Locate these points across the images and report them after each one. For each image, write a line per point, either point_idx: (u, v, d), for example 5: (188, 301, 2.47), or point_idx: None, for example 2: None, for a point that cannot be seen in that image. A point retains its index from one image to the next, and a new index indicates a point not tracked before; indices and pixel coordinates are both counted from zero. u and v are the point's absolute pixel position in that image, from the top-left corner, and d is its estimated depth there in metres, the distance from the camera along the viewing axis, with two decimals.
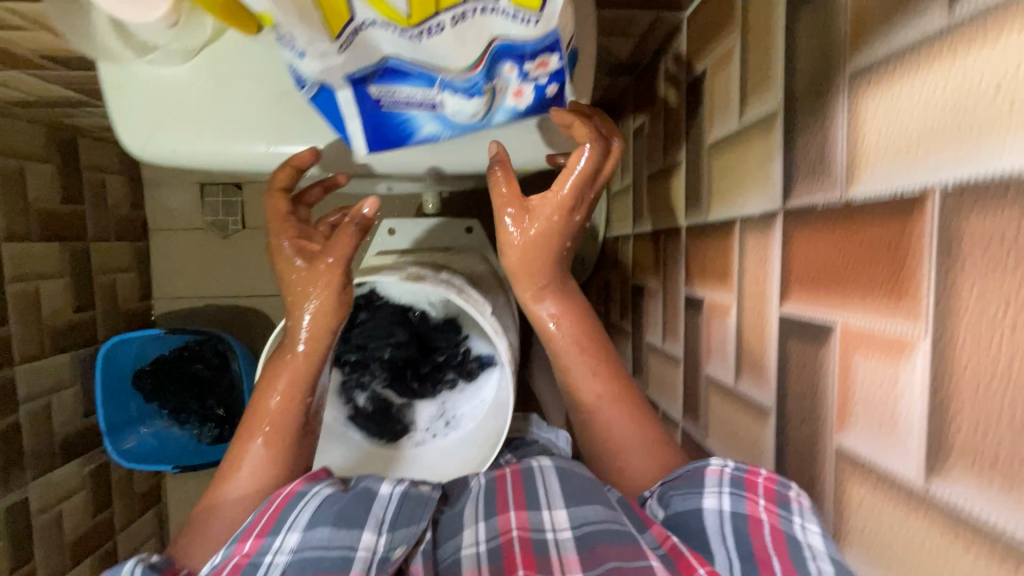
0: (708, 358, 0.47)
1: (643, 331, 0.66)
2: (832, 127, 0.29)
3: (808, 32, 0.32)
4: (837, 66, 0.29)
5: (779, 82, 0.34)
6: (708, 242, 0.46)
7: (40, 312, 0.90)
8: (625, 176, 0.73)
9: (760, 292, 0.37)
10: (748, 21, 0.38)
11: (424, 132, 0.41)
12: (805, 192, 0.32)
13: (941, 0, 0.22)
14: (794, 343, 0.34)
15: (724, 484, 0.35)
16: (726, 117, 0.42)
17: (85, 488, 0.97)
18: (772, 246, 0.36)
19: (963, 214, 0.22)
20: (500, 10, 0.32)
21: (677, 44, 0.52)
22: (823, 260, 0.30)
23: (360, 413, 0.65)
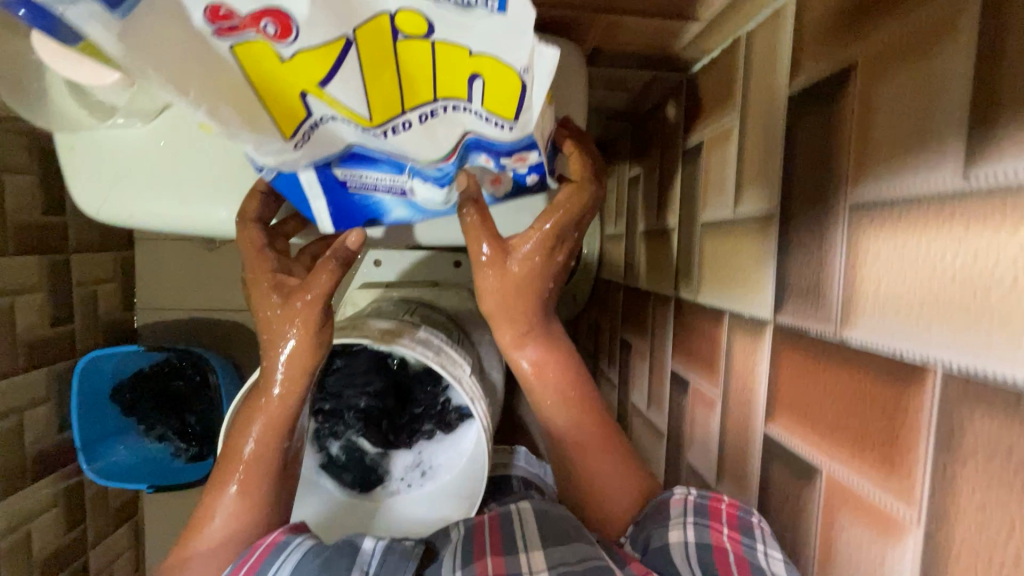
0: (689, 445, 0.44)
1: (627, 390, 0.63)
2: (829, 253, 0.26)
3: (806, 136, 0.29)
4: (836, 186, 0.26)
5: (777, 181, 0.31)
6: (695, 323, 0.43)
7: (14, 327, 0.84)
8: (618, 222, 0.69)
9: (746, 399, 0.34)
10: (750, 105, 0.35)
11: (393, 213, 0.38)
12: (796, 312, 0.29)
13: (958, 160, 0.19)
14: (778, 468, 0.31)
15: (688, 513, 0.34)
16: (721, 199, 0.39)
17: (57, 506, 0.91)
18: (760, 355, 0.33)
19: (968, 408, 0.19)
20: (473, 109, 0.27)
21: (676, 104, 0.49)
22: (810, 394, 0.27)
23: (334, 463, 0.61)
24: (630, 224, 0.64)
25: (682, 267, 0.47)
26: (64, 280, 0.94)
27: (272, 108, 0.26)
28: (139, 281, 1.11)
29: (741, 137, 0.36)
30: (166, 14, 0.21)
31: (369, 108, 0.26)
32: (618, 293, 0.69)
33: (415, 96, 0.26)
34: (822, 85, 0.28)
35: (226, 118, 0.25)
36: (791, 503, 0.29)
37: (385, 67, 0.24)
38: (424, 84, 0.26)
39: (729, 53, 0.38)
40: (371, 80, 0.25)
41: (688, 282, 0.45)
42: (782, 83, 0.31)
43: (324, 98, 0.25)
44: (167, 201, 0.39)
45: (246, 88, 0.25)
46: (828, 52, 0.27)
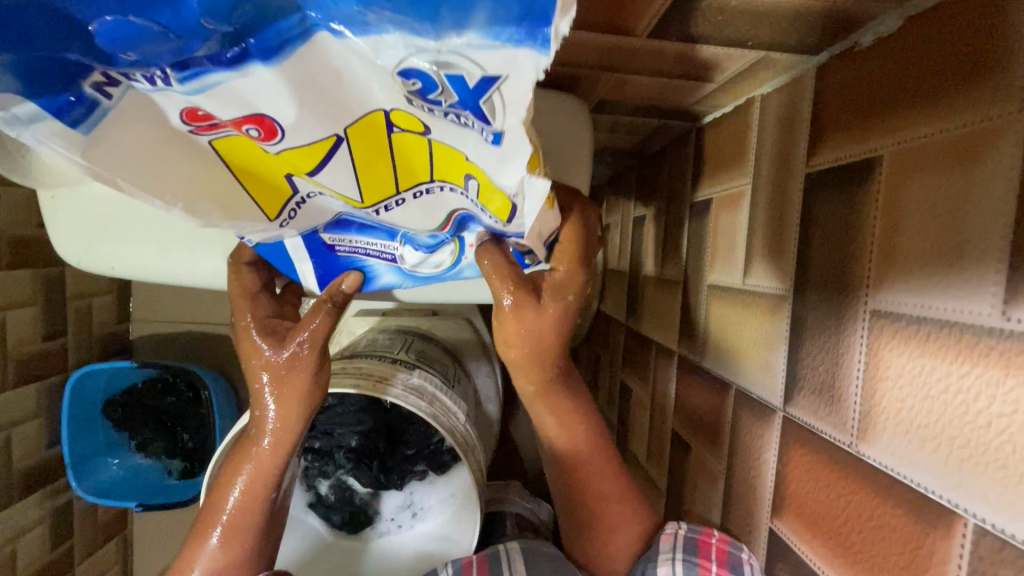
0: (689, 514, 0.42)
1: (626, 437, 0.61)
2: (845, 356, 0.25)
3: (824, 221, 0.27)
4: (856, 285, 0.24)
5: (791, 262, 0.30)
6: (697, 387, 0.41)
7: (7, 343, 0.83)
8: (622, 259, 0.67)
9: (752, 484, 0.33)
10: (763, 174, 0.33)
11: (382, 280, 0.36)
12: (807, 410, 0.27)
13: (992, 294, 0.18)
14: (783, 568, 0.29)
15: (678, 550, 0.33)
16: (729, 265, 0.37)
17: (44, 523, 0.89)
18: (768, 442, 0.31)
19: (1003, 571, 0.17)
20: (467, 194, 0.26)
21: (683, 153, 0.47)
22: (824, 506, 0.26)
23: (323, 502, 0.59)
24: (633, 264, 0.62)
25: (685, 324, 0.45)
26: (58, 292, 0.93)
27: (254, 193, 0.26)
28: (135, 293, 1.10)
29: (752, 205, 0.35)
30: (144, 124, 0.21)
31: (358, 193, 0.26)
32: (619, 332, 0.67)
33: (411, 178, 0.25)
34: (843, 170, 0.26)
35: (204, 211, 0.26)
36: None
37: (376, 159, 0.24)
38: (421, 166, 0.25)
39: (743, 112, 0.36)
40: (363, 170, 0.24)
41: (692, 343, 0.43)
42: (798, 157, 0.29)
43: (311, 182, 0.25)
44: (154, 252, 0.37)
45: (228, 177, 0.25)
46: (854, 137, 0.25)
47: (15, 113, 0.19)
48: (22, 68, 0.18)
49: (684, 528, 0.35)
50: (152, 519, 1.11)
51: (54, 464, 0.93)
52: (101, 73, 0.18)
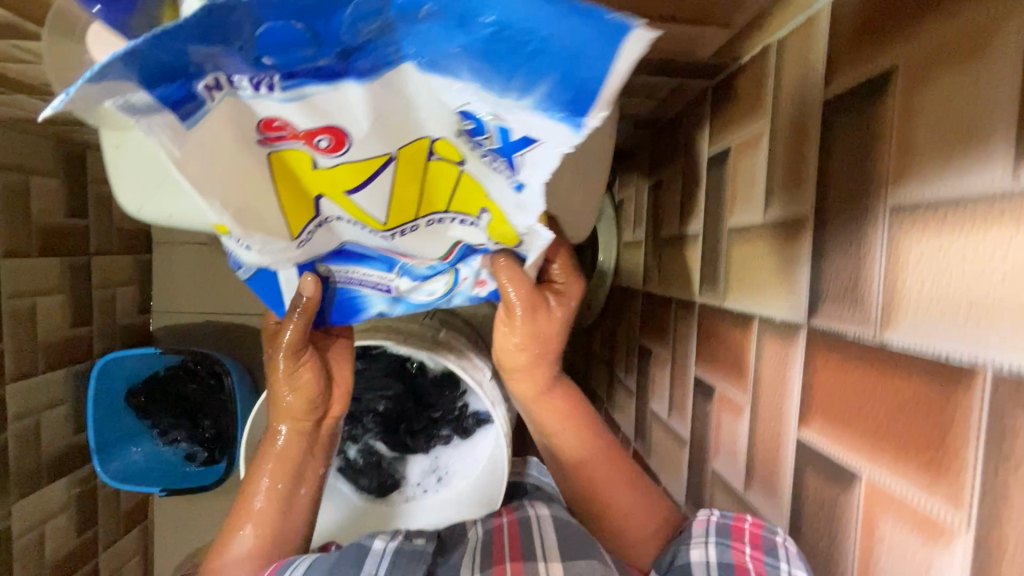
0: (714, 452, 0.43)
1: (647, 398, 0.62)
2: (867, 256, 0.26)
3: (842, 140, 0.29)
4: (876, 187, 0.26)
5: (810, 186, 0.32)
6: (720, 329, 0.43)
7: (37, 328, 0.86)
8: (636, 230, 0.70)
9: (777, 405, 0.34)
10: (779, 113, 0.36)
11: (376, 309, 0.41)
12: (832, 316, 0.29)
13: (1004, 161, 0.20)
14: (812, 474, 0.31)
15: (710, 534, 0.36)
16: (750, 206, 0.39)
17: (67, 510, 0.90)
18: (793, 359, 0.32)
19: (1021, 408, 0.19)
20: (471, 224, 0.33)
21: (699, 112, 0.49)
22: (851, 400, 0.27)
23: (351, 466, 0.61)
24: (649, 232, 0.64)
25: (707, 273, 0.46)
26: (83, 281, 0.96)
27: (287, 209, 0.30)
28: (156, 284, 1.13)
29: (770, 142, 0.37)
30: (222, 130, 0.24)
31: (382, 215, 0.31)
32: (636, 300, 0.69)
33: (430, 206, 0.32)
34: (864, 87, 0.27)
35: (247, 222, 0.29)
36: (826, 509, 0.29)
37: (406, 183, 0.30)
38: (441, 199, 0.31)
39: (760, 58, 0.39)
40: (395, 194, 0.30)
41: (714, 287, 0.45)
42: (817, 86, 0.31)
43: (346, 202, 0.30)
44: None
45: (269, 189, 0.29)
46: (875, 52, 0.27)
47: (132, 102, 0.21)
48: (148, 64, 0.20)
49: (717, 513, 0.37)
50: (175, 507, 1.12)
51: (81, 452, 0.95)
52: (214, 77, 0.22)
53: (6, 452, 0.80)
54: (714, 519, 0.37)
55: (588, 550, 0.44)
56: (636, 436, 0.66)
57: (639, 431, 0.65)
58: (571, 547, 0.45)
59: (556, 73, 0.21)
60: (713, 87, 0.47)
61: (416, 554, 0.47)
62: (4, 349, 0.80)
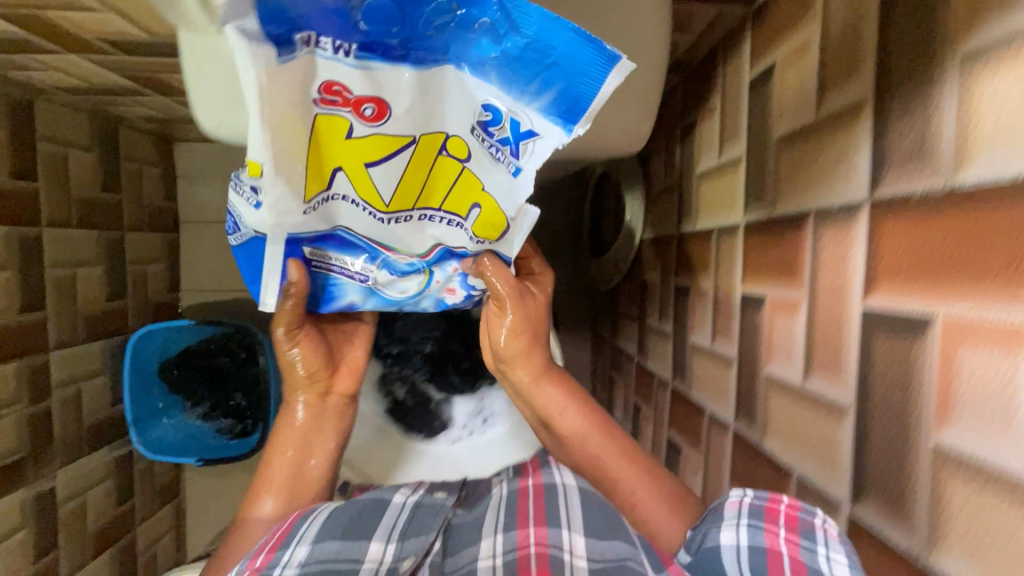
0: (768, 358, 0.45)
1: (687, 333, 0.63)
2: (936, 111, 0.28)
3: (902, 16, 0.31)
4: (945, 47, 0.28)
5: (869, 68, 0.33)
6: (770, 237, 0.45)
7: (75, 298, 0.88)
8: (668, 178, 0.71)
9: (837, 285, 0.36)
10: (829, 12, 0.37)
11: (348, 297, 0.47)
12: (898, 179, 0.31)
13: None
14: (881, 336, 0.32)
15: (742, 516, 0.38)
16: (799, 110, 0.41)
17: (109, 478, 0.92)
18: (855, 234, 0.34)
19: None
20: (459, 224, 0.42)
21: (737, 40, 0.51)
22: (922, 250, 0.29)
23: (399, 406, 0.68)
24: (683, 176, 0.66)
25: (752, 190, 0.48)
26: (118, 255, 0.98)
27: (309, 172, 0.37)
28: (184, 264, 1.15)
29: (818, 42, 0.39)
30: (291, 80, 0.33)
31: (386, 195, 0.39)
32: (670, 245, 0.70)
33: (429, 199, 0.41)
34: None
35: (282, 165, 0.35)
36: (900, 366, 0.31)
37: (417, 168, 0.39)
38: (441, 191, 0.40)
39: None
40: (405, 175, 0.39)
41: (762, 199, 0.46)
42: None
43: (365, 173, 0.38)
44: None
45: (302, 148, 0.36)
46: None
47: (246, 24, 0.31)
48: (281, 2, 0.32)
49: (750, 496, 0.38)
50: (208, 482, 1.14)
51: (118, 424, 0.97)
52: (310, 35, 0.33)
53: (50, 416, 0.81)
54: (745, 502, 0.38)
55: (614, 533, 0.48)
56: (675, 375, 0.67)
57: (678, 369, 0.66)
58: (596, 526, 0.49)
59: (557, 83, 0.34)
60: (751, 12, 0.49)
61: (433, 508, 0.53)
62: (47, 315, 0.82)
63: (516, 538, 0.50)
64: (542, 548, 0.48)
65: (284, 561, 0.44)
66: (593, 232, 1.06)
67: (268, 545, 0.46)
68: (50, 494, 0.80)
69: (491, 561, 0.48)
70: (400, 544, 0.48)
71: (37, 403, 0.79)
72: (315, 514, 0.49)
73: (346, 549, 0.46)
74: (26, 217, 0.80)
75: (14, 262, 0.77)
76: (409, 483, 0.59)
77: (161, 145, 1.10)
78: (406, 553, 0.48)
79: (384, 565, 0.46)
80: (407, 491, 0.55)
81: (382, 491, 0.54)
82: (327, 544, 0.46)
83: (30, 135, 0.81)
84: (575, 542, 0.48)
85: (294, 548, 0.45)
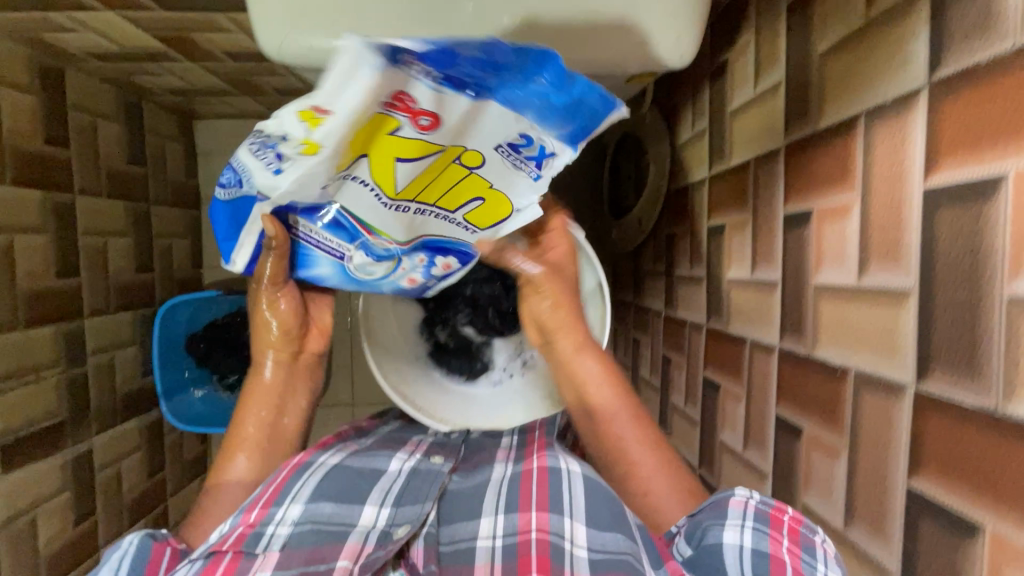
0: (805, 488, 0.50)
1: (715, 430, 0.69)
2: (986, 333, 0.32)
3: (949, 228, 0.35)
4: (995, 277, 0.32)
5: (913, 262, 0.38)
6: (807, 375, 0.50)
7: (108, 267, 0.94)
8: (696, 267, 0.77)
9: (879, 452, 0.40)
10: (871, 189, 0.42)
11: (319, 265, 0.59)
12: (945, 380, 0.35)
13: None
14: (927, 522, 0.36)
15: (746, 520, 0.47)
16: (840, 270, 0.46)
17: (140, 448, 0.99)
18: (899, 413, 0.38)
19: None
20: (449, 217, 0.55)
21: (777, 170, 0.56)
22: (970, 457, 0.33)
23: (443, 347, 0.74)
24: (713, 272, 0.71)
25: (790, 322, 0.53)
26: (145, 227, 1.03)
27: (353, 154, 0.44)
28: (205, 243, 1.21)
29: (861, 215, 0.43)
30: (376, 95, 0.39)
31: (400, 182, 0.49)
32: (699, 333, 0.75)
33: (430, 195, 0.52)
34: (963, 187, 0.34)
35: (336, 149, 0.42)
36: (943, 554, 0.35)
37: (433, 170, 0.49)
38: (442, 189, 0.52)
39: (847, 134, 0.45)
40: (423, 171, 0.49)
41: (800, 336, 0.51)
42: (913, 178, 0.37)
43: (396, 165, 0.47)
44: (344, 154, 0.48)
45: (351, 140, 0.42)
46: (977, 158, 0.33)
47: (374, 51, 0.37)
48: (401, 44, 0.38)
49: (755, 498, 0.48)
50: None
51: (149, 398, 1.03)
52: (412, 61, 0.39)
53: (86, 382, 0.88)
54: (751, 503, 0.48)
55: (615, 525, 0.50)
56: (701, 455, 0.72)
57: (705, 453, 0.71)
58: (599, 518, 0.51)
59: (575, 124, 0.46)
60: (790, 141, 0.53)
61: (430, 475, 0.59)
62: (81, 283, 0.87)
63: (516, 522, 0.53)
64: (543, 535, 0.51)
65: (278, 518, 0.50)
66: (629, 281, 1.10)
67: (262, 501, 0.52)
68: (87, 455, 0.87)
69: (491, 540, 0.53)
70: (393, 511, 0.54)
71: (74, 368, 0.85)
72: (309, 472, 0.55)
73: (339, 512, 0.53)
74: (63, 183, 0.84)
75: (51, 226, 0.82)
76: (407, 446, 0.64)
77: (183, 123, 1.15)
78: (399, 519, 0.53)
79: (376, 527, 0.52)
80: (404, 456, 0.61)
81: (379, 459, 0.60)
82: (321, 506, 0.52)
83: (63, 104, 0.85)
84: (576, 531, 0.51)
85: (287, 506, 0.51)
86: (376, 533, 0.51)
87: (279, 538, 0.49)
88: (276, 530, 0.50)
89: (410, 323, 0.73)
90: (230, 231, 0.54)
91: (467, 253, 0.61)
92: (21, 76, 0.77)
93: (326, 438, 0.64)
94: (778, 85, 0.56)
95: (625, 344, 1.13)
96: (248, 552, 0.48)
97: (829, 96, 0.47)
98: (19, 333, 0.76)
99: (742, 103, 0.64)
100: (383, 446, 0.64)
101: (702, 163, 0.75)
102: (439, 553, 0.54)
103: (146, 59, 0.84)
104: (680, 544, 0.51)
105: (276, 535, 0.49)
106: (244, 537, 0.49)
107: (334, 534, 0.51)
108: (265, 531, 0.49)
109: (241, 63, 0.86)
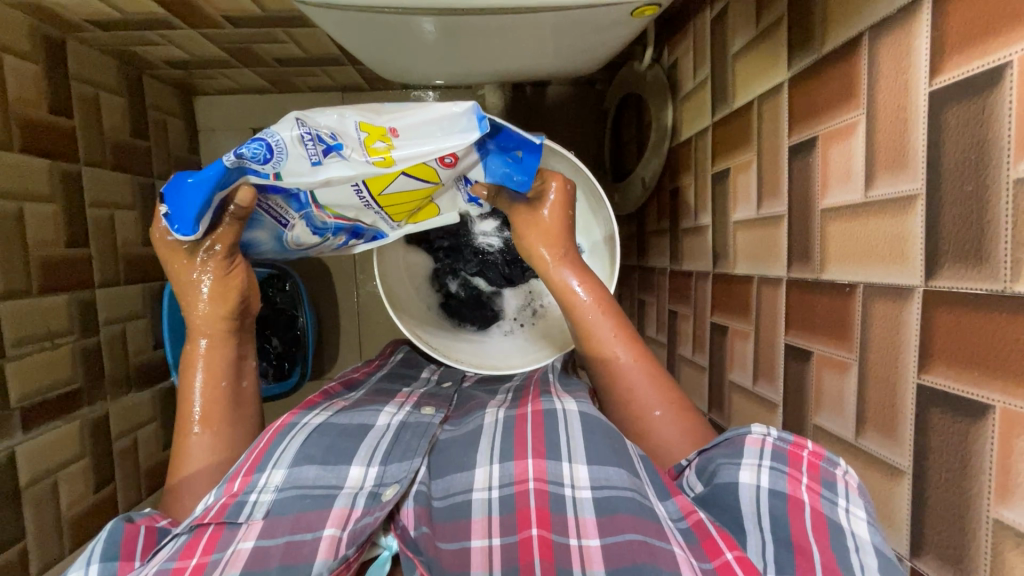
0: (817, 409, 0.50)
1: (724, 371, 0.70)
2: (994, 222, 0.33)
3: (957, 126, 0.36)
4: (1001, 165, 0.33)
5: (919, 165, 0.38)
6: (815, 299, 0.50)
7: (116, 239, 0.94)
8: (700, 216, 0.76)
9: (890, 357, 0.41)
10: (875, 101, 0.42)
11: (262, 228, 0.58)
12: (953, 275, 0.36)
13: None
14: (937, 413, 0.38)
15: (765, 461, 0.46)
16: (845, 188, 0.46)
17: (156, 419, 1.00)
18: (907, 315, 0.40)
19: None
20: (381, 216, 0.59)
21: (781, 102, 0.56)
22: (980, 342, 0.34)
23: (452, 297, 0.76)
24: (719, 217, 0.71)
25: (797, 250, 0.53)
26: (150, 201, 1.04)
27: (385, 177, 0.52)
28: None
29: (866, 130, 0.43)
30: (440, 143, 0.50)
31: (388, 189, 0.54)
32: (705, 280, 0.75)
33: (388, 205, 0.57)
34: (971, 81, 0.34)
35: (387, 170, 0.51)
36: (955, 441, 0.36)
37: (410, 192, 0.56)
38: (405, 204, 0.58)
39: (852, 52, 0.45)
40: (408, 191, 0.56)
41: (806, 262, 0.52)
42: (919, 83, 0.38)
43: (399, 180, 0.53)
44: (383, 111, 0.51)
45: (398, 168, 0.51)
46: (984, 49, 0.34)
47: (467, 127, 0.49)
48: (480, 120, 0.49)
49: (773, 435, 0.47)
50: None
51: (160, 370, 1.04)
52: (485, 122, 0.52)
53: (100, 352, 0.89)
54: (768, 441, 0.47)
55: (617, 460, 0.51)
56: (711, 400, 0.73)
57: (715, 397, 0.72)
58: (600, 454, 0.52)
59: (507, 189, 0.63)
60: (794, 69, 0.54)
61: (419, 430, 0.58)
62: (92, 254, 0.88)
63: (512, 471, 0.54)
64: (541, 484, 0.52)
65: (260, 486, 0.50)
66: (630, 242, 1.10)
67: (244, 469, 0.51)
68: (104, 421, 0.88)
69: (487, 492, 0.53)
70: (382, 470, 0.53)
71: (89, 338, 0.86)
72: (292, 434, 0.55)
73: (324, 475, 0.52)
74: (68, 153, 0.84)
75: (59, 197, 0.82)
76: (396, 399, 0.65)
77: (183, 99, 1.15)
78: (388, 479, 0.52)
79: (365, 488, 0.52)
80: (392, 410, 0.61)
81: (366, 414, 0.60)
82: (304, 470, 0.52)
83: (66, 75, 0.85)
84: (576, 473, 0.52)
85: (270, 473, 0.51)
86: (364, 495, 0.51)
87: (262, 506, 0.49)
88: (258, 498, 0.49)
89: (419, 274, 0.76)
90: (203, 205, 0.48)
91: (380, 235, 0.64)
92: (24, 46, 0.77)
93: (312, 396, 0.63)
94: (780, 19, 0.56)
95: (629, 307, 1.12)
96: (232, 521, 0.48)
97: (834, 20, 0.48)
98: (33, 300, 0.76)
99: (745, 43, 0.64)
100: (370, 400, 0.64)
101: (705, 109, 0.75)
102: (434, 507, 0.53)
103: (148, 29, 0.84)
104: (690, 478, 0.52)
105: (258, 503, 0.49)
106: (227, 507, 0.49)
107: (319, 499, 0.50)
108: (247, 499, 0.49)
109: (241, 30, 0.85)
